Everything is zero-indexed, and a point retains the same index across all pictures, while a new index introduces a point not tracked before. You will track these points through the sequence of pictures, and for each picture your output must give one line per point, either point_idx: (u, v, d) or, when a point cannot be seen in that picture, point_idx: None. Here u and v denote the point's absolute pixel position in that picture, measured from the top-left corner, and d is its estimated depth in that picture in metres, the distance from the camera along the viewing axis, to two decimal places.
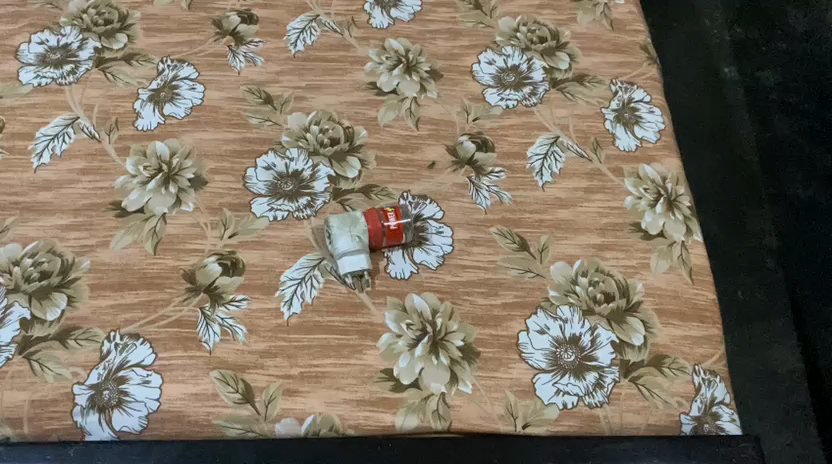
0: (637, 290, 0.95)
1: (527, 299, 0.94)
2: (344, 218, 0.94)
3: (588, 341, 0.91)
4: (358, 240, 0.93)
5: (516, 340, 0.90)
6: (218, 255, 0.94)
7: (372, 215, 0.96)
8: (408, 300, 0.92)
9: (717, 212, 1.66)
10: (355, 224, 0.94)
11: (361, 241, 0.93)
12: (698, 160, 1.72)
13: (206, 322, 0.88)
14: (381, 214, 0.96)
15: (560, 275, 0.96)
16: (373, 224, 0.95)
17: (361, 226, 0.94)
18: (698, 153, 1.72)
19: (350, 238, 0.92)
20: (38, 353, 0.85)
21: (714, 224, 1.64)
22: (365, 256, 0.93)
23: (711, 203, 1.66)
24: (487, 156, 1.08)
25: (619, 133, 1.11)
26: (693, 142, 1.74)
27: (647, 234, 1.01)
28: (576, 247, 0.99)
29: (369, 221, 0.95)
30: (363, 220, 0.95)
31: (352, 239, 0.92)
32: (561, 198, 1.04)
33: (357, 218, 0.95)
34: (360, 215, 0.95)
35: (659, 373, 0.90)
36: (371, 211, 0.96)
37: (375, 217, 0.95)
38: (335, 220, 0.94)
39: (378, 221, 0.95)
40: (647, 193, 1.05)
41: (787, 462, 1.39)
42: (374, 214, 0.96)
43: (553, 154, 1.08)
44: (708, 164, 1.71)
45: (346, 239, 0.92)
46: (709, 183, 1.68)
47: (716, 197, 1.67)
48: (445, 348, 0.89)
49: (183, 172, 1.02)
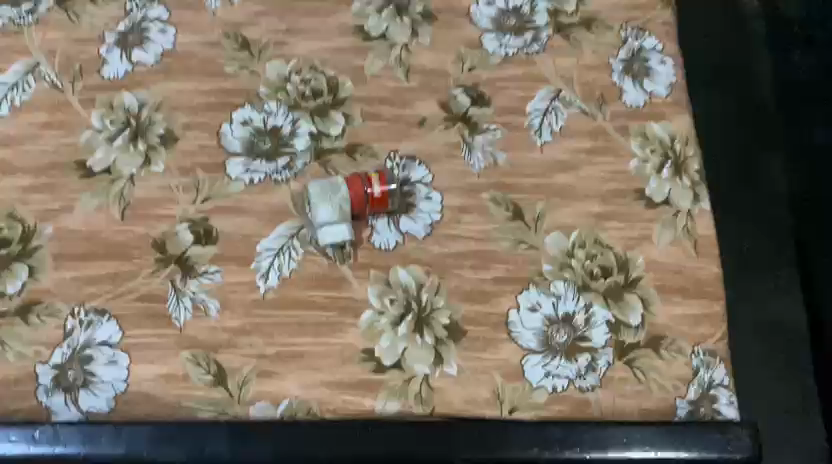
0: (637, 264, 0.89)
1: (519, 273, 0.88)
2: (324, 185, 0.88)
3: (582, 320, 0.85)
4: (339, 208, 0.87)
5: (506, 318, 0.85)
6: (191, 222, 0.88)
7: (354, 181, 0.89)
8: (393, 274, 0.87)
9: (727, 150, 1.44)
10: (336, 190, 0.88)
11: (342, 209, 0.87)
12: (712, 93, 1.49)
13: (177, 296, 0.83)
14: (364, 179, 0.89)
15: (555, 247, 0.90)
16: (356, 190, 0.88)
17: (343, 193, 0.88)
18: (709, 88, 1.49)
19: (330, 208, 0.87)
20: None
21: (724, 163, 1.43)
22: (347, 225, 0.87)
23: (720, 140, 1.45)
24: (482, 112, 1.00)
25: (627, 87, 1.02)
26: (704, 75, 1.51)
27: (651, 203, 0.94)
28: (574, 216, 0.92)
29: (350, 188, 0.88)
30: (345, 186, 0.88)
31: (332, 208, 0.87)
32: (560, 161, 0.96)
33: (338, 185, 0.88)
34: (341, 181, 0.89)
35: (656, 354, 0.85)
36: (353, 177, 0.89)
37: (357, 184, 0.89)
38: (314, 187, 0.88)
39: (360, 187, 0.89)
40: (653, 155, 0.97)
41: (779, 433, 1.24)
42: (356, 179, 0.89)
43: (554, 111, 1.00)
44: (720, 102, 1.48)
45: (325, 209, 0.87)
46: (720, 122, 1.46)
47: (725, 133, 1.46)
48: (429, 326, 0.84)
49: (152, 127, 0.95)
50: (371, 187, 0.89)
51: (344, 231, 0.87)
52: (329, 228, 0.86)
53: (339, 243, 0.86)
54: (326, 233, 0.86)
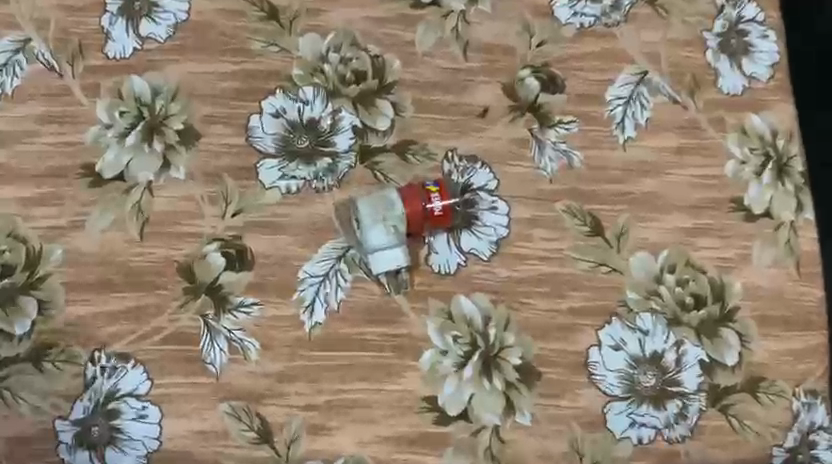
0: (734, 292, 0.78)
1: (599, 303, 0.77)
2: (374, 200, 0.75)
3: (672, 361, 0.75)
4: (393, 229, 0.75)
5: (586, 358, 0.75)
6: (221, 242, 0.76)
7: (410, 194, 0.76)
8: (455, 305, 0.76)
9: None
10: (389, 207, 0.75)
11: (396, 230, 0.75)
12: None
13: (211, 336, 0.72)
14: (421, 192, 0.76)
15: (641, 272, 0.78)
16: (413, 207, 0.76)
17: (397, 210, 0.75)
18: None
19: (383, 229, 0.74)
20: (9, 378, 0.70)
21: None
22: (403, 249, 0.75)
23: None
24: (554, 99, 0.85)
25: (723, 69, 0.87)
26: None
27: (749, 215, 0.81)
28: (662, 233, 0.80)
29: (406, 204, 0.76)
30: (399, 202, 0.75)
31: (386, 229, 0.74)
32: (646, 162, 0.82)
33: (392, 200, 0.75)
34: (394, 195, 0.76)
35: (754, 399, 0.75)
36: (409, 189, 0.76)
37: (414, 198, 0.76)
38: (363, 202, 0.75)
39: (418, 203, 0.76)
40: (753, 155, 0.84)
41: None
42: (412, 193, 0.76)
43: (639, 99, 0.85)
44: None
45: (377, 230, 0.74)
46: None
47: None
48: (499, 368, 0.74)
49: (169, 121, 0.81)
50: (430, 202, 0.76)
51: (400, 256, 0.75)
52: (382, 253, 0.74)
53: (393, 270, 0.75)
54: (378, 259, 0.74)
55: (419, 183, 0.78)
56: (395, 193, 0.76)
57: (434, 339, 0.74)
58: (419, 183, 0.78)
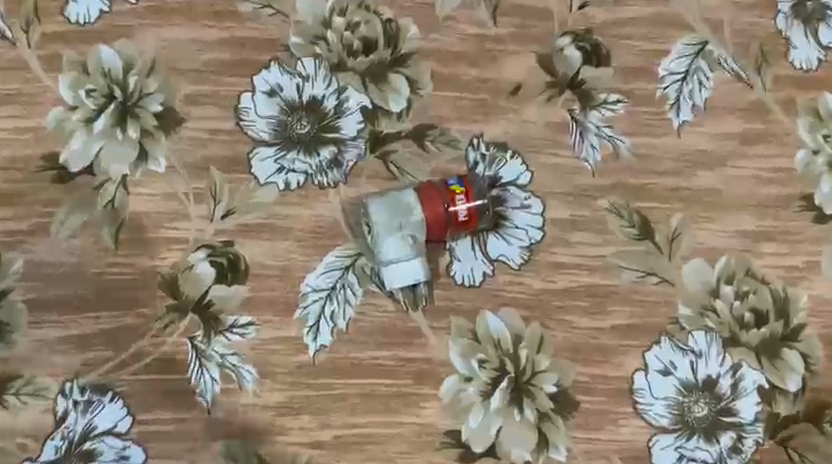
0: (800, 306, 0.68)
1: (646, 320, 0.67)
2: (388, 204, 0.65)
3: (727, 387, 0.66)
4: (410, 239, 0.64)
5: (629, 385, 0.66)
6: (210, 249, 0.65)
7: (430, 197, 0.65)
8: (481, 323, 0.66)
9: None
10: (406, 213, 0.64)
11: (414, 240, 0.64)
12: None
13: (200, 363, 0.63)
14: (444, 193, 0.65)
15: (695, 283, 0.68)
16: (433, 212, 0.65)
17: (415, 215, 0.64)
18: None
19: (399, 238, 0.64)
20: None
21: None
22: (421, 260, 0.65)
23: None
24: (598, 75, 0.72)
25: (795, 38, 0.73)
26: None
27: (820, 215, 0.70)
28: (719, 237, 0.69)
29: (426, 208, 0.65)
30: (417, 206, 0.65)
31: (402, 239, 0.64)
32: (704, 153, 0.71)
33: (409, 204, 0.65)
34: (412, 198, 0.65)
35: (817, 430, 0.67)
36: (429, 190, 0.65)
37: (434, 201, 0.65)
38: (375, 206, 0.65)
39: (439, 207, 0.65)
40: (828, 143, 0.72)
41: None
42: (433, 194, 0.65)
43: (697, 75, 0.72)
44: None
45: (391, 240, 0.64)
46: None
47: None
48: (531, 397, 0.65)
49: (145, 101, 0.68)
50: (453, 205, 0.65)
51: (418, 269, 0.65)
52: (398, 267, 0.64)
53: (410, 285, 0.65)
54: (392, 273, 0.64)
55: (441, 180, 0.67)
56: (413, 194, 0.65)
57: (457, 364, 0.65)
58: (441, 182, 0.66)
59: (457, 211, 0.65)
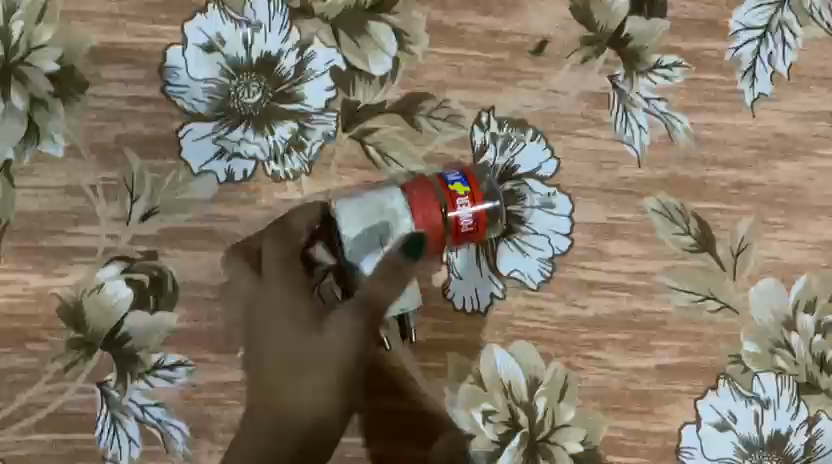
0: None
1: (701, 359, 0.52)
2: (366, 218, 0.46)
3: (800, 446, 0.51)
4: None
5: (677, 443, 0.51)
6: (126, 264, 0.49)
7: (425, 199, 0.46)
8: (487, 363, 0.50)
9: None
10: (394, 228, 0.46)
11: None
12: None
13: (113, 417, 0.47)
14: (443, 194, 0.46)
15: (765, 310, 0.52)
16: (428, 221, 0.46)
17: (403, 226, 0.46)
18: None
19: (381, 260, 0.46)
20: None
21: None
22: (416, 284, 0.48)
23: None
24: (650, 28, 0.54)
25: None
26: None
27: None
28: (799, 249, 0.53)
29: (417, 215, 0.46)
30: (406, 216, 0.46)
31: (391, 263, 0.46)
32: (785, 137, 0.54)
33: (395, 214, 0.46)
34: (399, 200, 0.46)
35: None
36: (422, 190, 0.46)
37: (430, 205, 0.46)
38: (347, 214, 0.46)
39: (436, 214, 0.46)
40: None
41: None
42: (427, 195, 0.46)
43: (780, 31, 0.54)
44: None
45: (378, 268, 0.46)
46: None
47: None
48: (550, 459, 0.50)
49: (35, 56, 0.50)
50: (456, 211, 0.46)
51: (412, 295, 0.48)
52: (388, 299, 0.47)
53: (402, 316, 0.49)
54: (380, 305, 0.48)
55: (439, 174, 0.48)
56: (399, 197, 0.47)
57: (452, 413, 0.50)
58: (438, 178, 0.47)
59: (461, 219, 0.46)
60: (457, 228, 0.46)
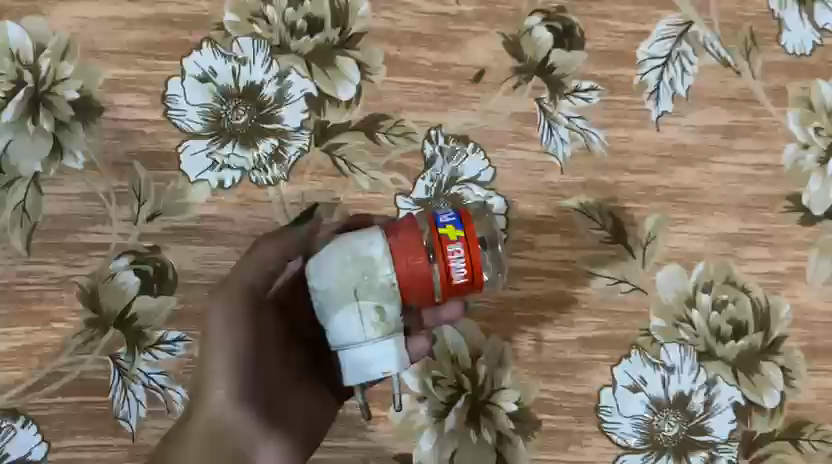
0: (782, 317, 0.63)
1: (616, 332, 0.62)
2: (341, 269, 0.46)
3: (700, 404, 0.61)
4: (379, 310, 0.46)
5: (596, 402, 0.61)
6: (133, 256, 0.59)
7: (406, 246, 0.46)
8: (437, 336, 0.60)
9: None
10: (371, 269, 0.46)
11: (383, 314, 0.46)
12: None
13: (123, 384, 0.57)
14: (428, 239, 0.46)
15: (670, 291, 0.63)
16: (413, 265, 0.45)
17: (384, 277, 0.46)
18: None
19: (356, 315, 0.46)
20: None
21: None
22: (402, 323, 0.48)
23: None
24: (570, 59, 0.65)
25: (789, 19, 0.66)
26: None
27: (808, 216, 0.64)
28: (699, 239, 0.64)
29: (400, 263, 0.46)
30: (388, 264, 0.46)
31: (366, 315, 0.46)
32: (684, 147, 0.65)
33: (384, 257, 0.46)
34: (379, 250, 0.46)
35: (796, 448, 0.62)
36: (406, 236, 0.46)
37: (413, 250, 0.46)
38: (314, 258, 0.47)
39: (421, 260, 0.45)
40: (819, 136, 0.66)
41: None
42: (410, 241, 0.46)
43: (679, 60, 0.65)
44: None
45: (353, 315, 0.46)
46: None
47: None
48: (489, 417, 0.60)
49: (59, 87, 0.60)
50: (443, 255, 0.45)
51: (392, 355, 0.47)
52: (364, 353, 0.46)
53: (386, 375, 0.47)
54: (351, 357, 0.47)
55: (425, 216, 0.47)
56: (381, 245, 0.46)
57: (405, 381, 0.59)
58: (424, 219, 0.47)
59: (452, 268, 0.45)
60: (445, 279, 0.45)
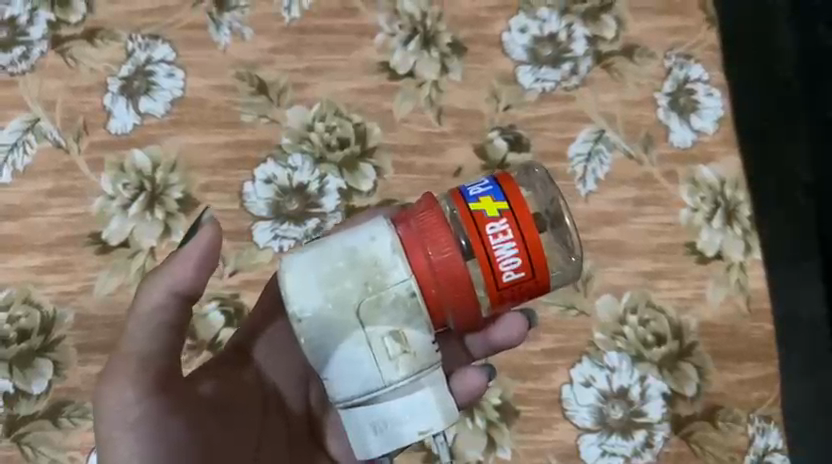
0: (692, 330, 0.86)
1: (569, 345, 0.84)
2: (332, 288, 0.56)
3: (638, 394, 0.84)
4: (388, 339, 0.56)
5: (559, 395, 0.83)
6: (220, 300, 0.85)
7: (434, 231, 0.57)
8: None
9: None
10: (350, 292, 0.56)
11: (397, 341, 0.56)
12: None
13: None
14: (463, 219, 0.57)
15: (607, 314, 0.86)
16: (449, 252, 0.56)
17: (392, 279, 0.56)
18: None
19: (365, 355, 0.56)
20: (28, 435, 0.81)
21: None
22: (430, 342, 0.57)
23: None
24: (521, 157, 0.92)
25: (673, 124, 0.94)
26: None
27: (702, 257, 0.89)
28: (625, 276, 0.88)
29: (433, 250, 0.56)
30: (400, 265, 0.56)
31: (367, 350, 0.56)
32: (607, 213, 0.90)
33: (386, 267, 0.56)
34: (379, 256, 0.57)
35: (712, 426, 0.84)
36: (434, 222, 0.57)
37: (443, 231, 0.57)
38: (302, 276, 0.57)
39: (454, 245, 0.56)
40: (704, 203, 0.92)
41: None
42: (440, 224, 0.57)
43: (598, 155, 0.93)
44: None
45: (352, 355, 0.56)
46: None
47: None
48: (480, 408, 0.82)
49: (169, 190, 0.88)
50: (484, 231, 0.56)
51: (422, 410, 0.57)
52: (380, 408, 0.57)
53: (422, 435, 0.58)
54: (366, 411, 0.57)
55: (454, 197, 0.58)
56: (393, 241, 0.57)
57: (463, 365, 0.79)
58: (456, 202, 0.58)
59: (490, 239, 0.56)
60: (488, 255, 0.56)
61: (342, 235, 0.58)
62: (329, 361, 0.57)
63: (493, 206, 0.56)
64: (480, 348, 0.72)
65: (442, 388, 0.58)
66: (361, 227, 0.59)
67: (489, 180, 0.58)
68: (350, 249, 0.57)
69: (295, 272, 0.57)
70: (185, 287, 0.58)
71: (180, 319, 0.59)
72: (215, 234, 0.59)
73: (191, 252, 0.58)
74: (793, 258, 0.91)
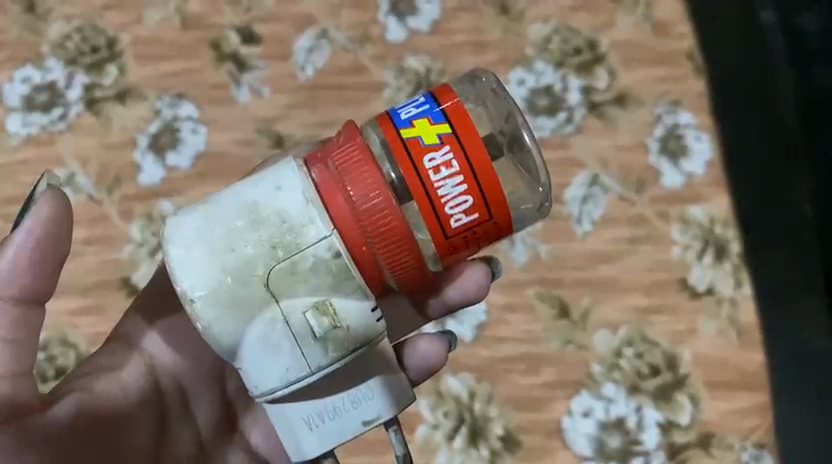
0: (685, 362, 0.91)
1: (568, 377, 0.91)
2: (231, 258, 0.54)
3: (634, 423, 0.90)
4: (310, 314, 0.55)
5: (560, 425, 0.89)
6: None
7: (356, 171, 0.55)
8: (444, 383, 0.91)
9: None
10: (254, 264, 0.54)
11: (316, 312, 0.55)
12: None
13: None
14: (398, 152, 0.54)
15: (604, 346, 0.92)
16: (378, 196, 0.54)
17: (309, 237, 0.54)
18: None
19: (283, 332, 0.55)
20: None
21: None
22: (366, 307, 0.56)
23: None
24: None
25: (664, 168, 1.00)
26: None
27: (694, 292, 0.94)
28: (620, 311, 0.93)
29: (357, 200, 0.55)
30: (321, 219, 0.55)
31: (285, 329, 0.55)
32: (602, 252, 0.95)
33: (298, 226, 0.54)
34: (291, 217, 0.55)
35: (706, 453, 0.89)
36: (360, 161, 0.55)
37: (370, 166, 0.55)
38: (198, 249, 0.55)
39: (383, 187, 0.54)
40: (695, 240, 0.96)
41: None
42: (368, 159, 0.55)
43: (592, 199, 0.98)
44: None
45: (268, 337, 0.55)
46: None
47: None
48: (484, 438, 0.89)
49: None
50: (422, 161, 0.54)
51: (360, 403, 0.59)
52: (317, 403, 0.58)
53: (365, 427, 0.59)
54: (301, 406, 0.58)
55: (382, 122, 0.56)
56: (311, 194, 0.55)
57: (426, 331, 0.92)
58: (386, 130, 0.55)
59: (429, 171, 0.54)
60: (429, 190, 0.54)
61: (237, 195, 0.56)
62: (242, 349, 0.56)
63: (432, 131, 0.54)
64: (438, 310, 0.71)
65: (389, 381, 0.60)
66: (258, 180, 0.57)
67: (424, 100, 0.56)
68: (253, 209, 0.55)
69: (186, 245, 0.55)
70: (15, 291, 0.55)
71: (15, 331, 0.56)
72: (50, 217, 0.56)
73: (20, 251, 0.55)
74: (798, 295, 0.94)
